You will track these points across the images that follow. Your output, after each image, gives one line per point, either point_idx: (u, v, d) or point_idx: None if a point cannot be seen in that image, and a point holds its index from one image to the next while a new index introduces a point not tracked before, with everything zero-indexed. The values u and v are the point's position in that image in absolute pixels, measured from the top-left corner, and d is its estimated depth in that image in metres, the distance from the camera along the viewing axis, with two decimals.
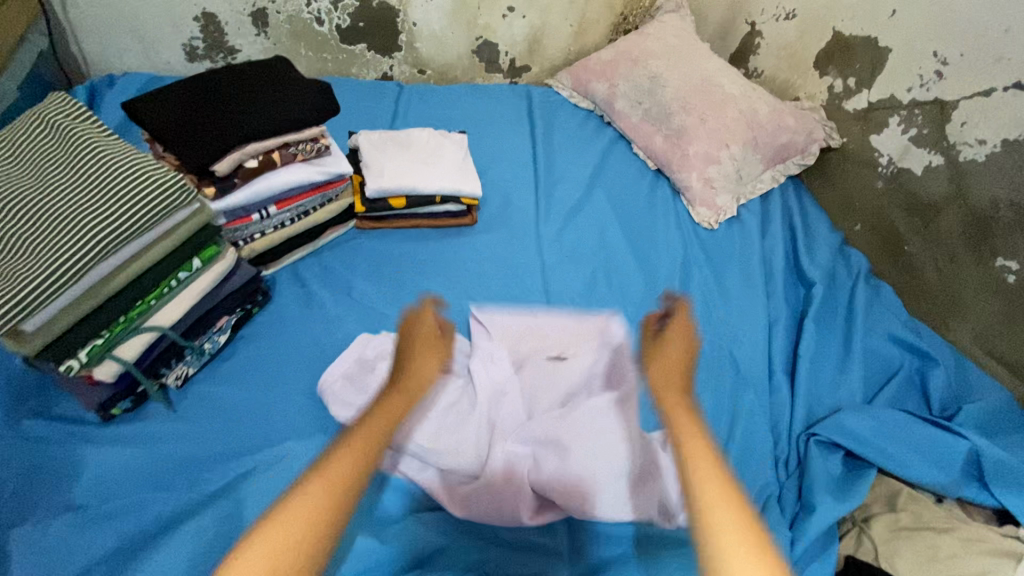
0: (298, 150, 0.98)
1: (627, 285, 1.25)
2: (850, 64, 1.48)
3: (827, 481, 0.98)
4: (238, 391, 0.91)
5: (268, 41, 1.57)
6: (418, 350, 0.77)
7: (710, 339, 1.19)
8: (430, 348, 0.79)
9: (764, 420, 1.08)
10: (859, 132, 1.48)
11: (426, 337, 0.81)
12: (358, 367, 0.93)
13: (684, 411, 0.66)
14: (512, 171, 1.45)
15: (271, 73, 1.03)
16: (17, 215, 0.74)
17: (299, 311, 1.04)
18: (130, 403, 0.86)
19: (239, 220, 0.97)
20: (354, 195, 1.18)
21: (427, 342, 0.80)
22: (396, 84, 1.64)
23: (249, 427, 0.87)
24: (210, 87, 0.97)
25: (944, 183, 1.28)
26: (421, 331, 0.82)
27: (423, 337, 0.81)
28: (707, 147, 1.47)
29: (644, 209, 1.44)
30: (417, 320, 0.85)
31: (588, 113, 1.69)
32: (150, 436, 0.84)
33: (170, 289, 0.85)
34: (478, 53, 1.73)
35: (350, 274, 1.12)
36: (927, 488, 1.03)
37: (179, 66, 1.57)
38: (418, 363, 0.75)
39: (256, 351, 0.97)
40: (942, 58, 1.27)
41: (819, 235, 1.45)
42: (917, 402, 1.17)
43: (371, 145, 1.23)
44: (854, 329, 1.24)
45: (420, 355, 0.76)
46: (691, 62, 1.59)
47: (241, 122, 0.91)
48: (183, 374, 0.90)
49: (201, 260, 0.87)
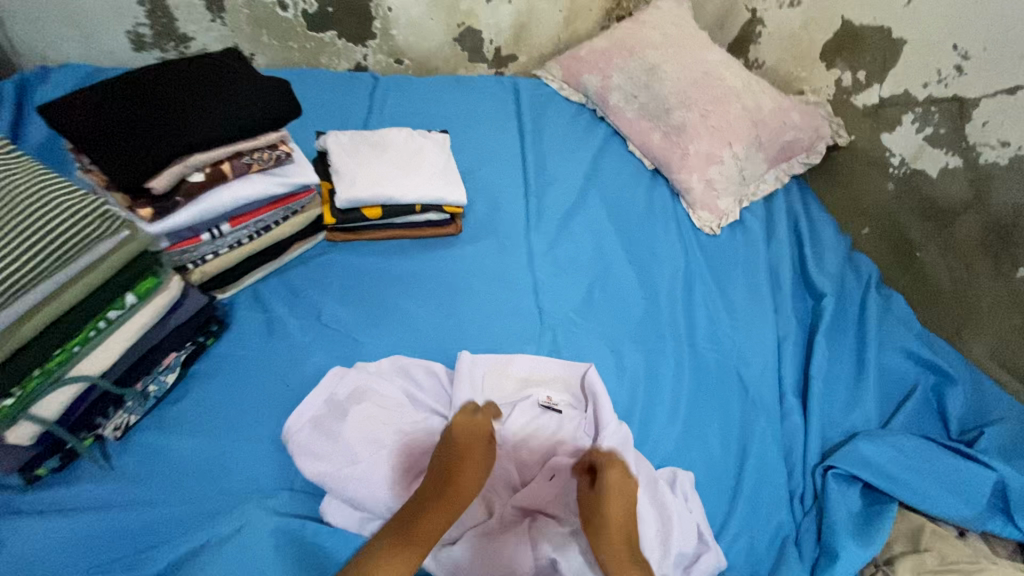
0: (253, 159, 0.85)
1: (626, 300, 1.15)
2: (860, 57, 1.38)
3: (848, 521, 0.91)
4: (189, 443, 0.79)
5: (226, 27, 1.41)
6: (472, 457, 0.76)
7: (717, 360, 1.10)
8: (482, 458, 0.77)
9: (777, 451, 1.00)
10: (869, 129, 1.39)
11: (477, 441, 0.78)
12: (328, 410, 0.83)
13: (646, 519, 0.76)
14: (500, 172, 1.33)
15: (219, 70, 0.89)
16: None
17: (261, 340, 0.92)
18: (57, 462, 0.74)
19: (186, 241, 0.86)
20: (323, 206, 1.05)
21: (480, 445, 0.77)
22: (370, 76, 1.50)
23: (202, 486, 0.75)
24: (145, 89, 0.83)
25: (963, 186, 1.20)
26: (474, 432, 0.78)
27: (478, 442, 0.78)
28: (708, 146, 1.36)
29: (641, 213, 1.33)
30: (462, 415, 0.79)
31: (580, 107, 1.57)
32: (83, 502, 0.73)
33: (97, 332, 0.72)
34: (461, 41, 1.59)
35: (320, 295, 1.00)
36: (949, 521, 0.96)
37: (124, 56, 1.41)
38: (465, 477, 0.75)
39: (211, 391, 0.85)
40: (963, 52, 1.17)
41: (826, 240, 1.36)
42: (935, 423, 1.10)
43: (342, 148, 1.10)
44: (868, 343, 1.15)
45: (470, 470, 0.75)
46: (691, 53, 1.48)
47: (180, 130, 0.77)
48: (123, 424, 0.78)
49: (136, 295, 0.74)
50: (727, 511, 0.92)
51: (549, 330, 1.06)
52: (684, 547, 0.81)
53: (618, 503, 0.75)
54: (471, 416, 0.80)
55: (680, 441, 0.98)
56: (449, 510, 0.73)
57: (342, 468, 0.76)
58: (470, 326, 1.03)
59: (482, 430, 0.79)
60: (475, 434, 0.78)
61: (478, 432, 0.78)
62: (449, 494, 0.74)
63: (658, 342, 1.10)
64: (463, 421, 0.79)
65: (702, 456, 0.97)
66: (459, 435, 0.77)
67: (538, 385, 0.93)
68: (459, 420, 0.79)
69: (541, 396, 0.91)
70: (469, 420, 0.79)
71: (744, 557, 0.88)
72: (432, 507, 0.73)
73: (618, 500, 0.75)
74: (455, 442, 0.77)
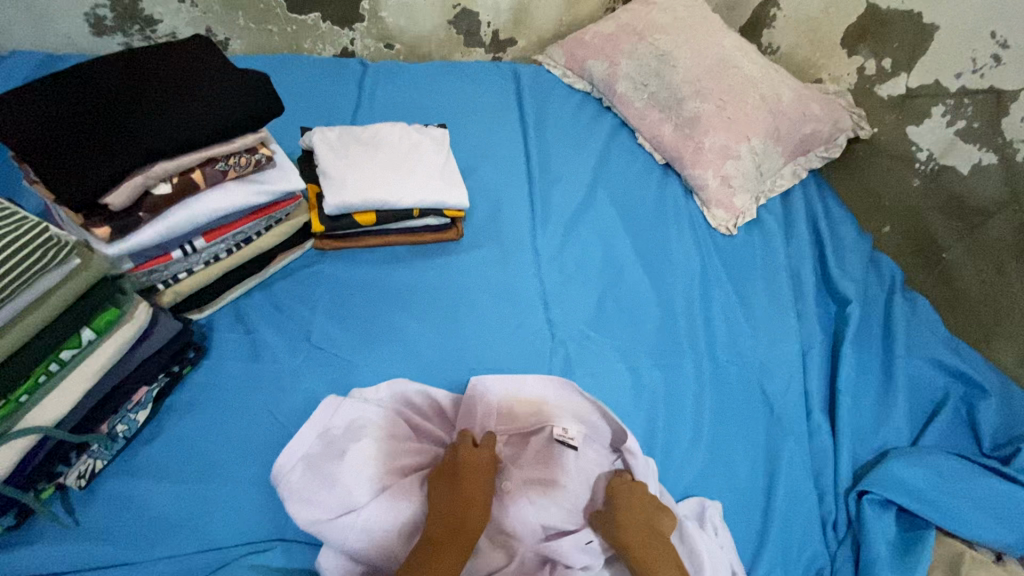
0: (229, 165, 0.75)
1: (641, 311, 1.07)
2: (886, 43, 1.29)
3: (887, 553, 0.85)
4: (167, 491, 0.70)
5: (196, 9, 1.28)
6: (476, 484, 0.71)
7: (738, 375, 1.03)
8: (485, 490, 0.71)
9: (807, 474, 0.93)
10: (893, 122, 1.31)
11: (482, 473, 0.72)
12: (322, 448, 0.73)
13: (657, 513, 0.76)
14: (501, 169, 1.23)
15: (186, 61, 0.78)
16: None
17: (244, 367, 0.82)
18: (12, 519, 0.64)
19: (155, 260, 0.76)
20: (311, 212, 0.95)
21: (483, 475, 0.72)
22: (358, 63, 1.38)
23: (183, 542, 0.67)
24: (99, 83, 0.72)
25: (997, 184, 1.12)
26: (478, 466, 0.72)
27: (481, 473, 0.72)
28: (725, 139, 1.27)
29: (653, 213, 1.24)
30: (463, 446, 0.74)
31: (584, 95, 1.47)
32: (45, 566, 0.64)
33: (49, 376, 0.63)
34: (455, 24, 1.47)
35: (309, 313, 0.90)
36: (985, 545, 0.90)
37: (82, 41, 1.27)
38: (473, 509, 0.69)
39: (189, 428, 0.75)
40: (1001, 40, 1.09)
41: (847, 239, 1.29)
42: (966, 438, 1.04)
43: (330, 147, 0.99)
44: (896, 353, 1.08)
45: (477, 502, 0.70)
46: (704, 37, 1.38)
47: (141, 135, 0.66)
48: (89, 470, 0.69)
49: (94, 330, 0.66)
50: (757, 544, 0.86)
51: (560, 346, 0.98)
52: None
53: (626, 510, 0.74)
54: (472, 450, 0.74)
55: (704, 466, 0.91)
56: (464, 548, 0.66)
57: (338, 516, 0.68)
58: (475, 345, 0.94)
59: (485, 463, 0.73)
60: (478, 466, 0.72)
61: (480, 465, 0.73)
62: (460, 531, 0.67)
63: (677, 357, 1.02)
64: (468, 456, 0.73)
65: (727, 482, 0.91)
66: (465, 469, 0.71)
67: (554, 414, 0.83)
68: (459, 453, 0.73)
69: (558, 428, 0.81)
70: (472, 453, 0.73)
71: None
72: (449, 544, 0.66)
73: (624, 507, 0.74)
74: (460, 476, 0.71)
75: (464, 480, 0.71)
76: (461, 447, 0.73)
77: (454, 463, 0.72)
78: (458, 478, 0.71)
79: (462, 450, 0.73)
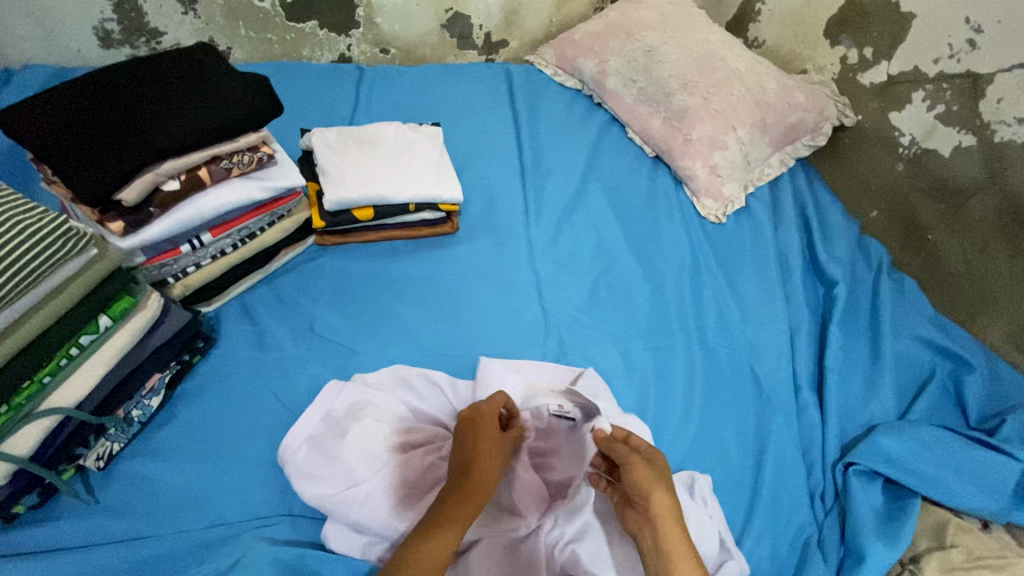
0: (233, 163, 0.79)
1: (634, 298, 1.10)
2: (866, 33, 1.33)
3: (872, 520, 0.88)
4: (180, 469, 0.74)
5: (199, 20, 1.33)
6: (485, 442, 0.73)
7: (729, 356, 1.06)
8: (501, 447, 0.75)
9: (795, 448, 0.96)
10: (876, 108, 1.34)
11: (491, 432, 0.75)
12: (326, 428, 0.77)
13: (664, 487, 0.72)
14: (495, 165, 1.27)
15: (188, 67, 0.82)
16: None
17: (250, 355, 0.86)
18: (36, 497, 0.69)
19: (165, 254, 0.80)
20: (312, 208, 0.99)
21: (492, 431, 0.75)
22: (355, 67, 1.43)
23: (196, 517, 0.71)
24: (112, 88, 0.77)
25: (978, 165, 1.15)
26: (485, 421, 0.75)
27: (489, 427, 0.75)
28: (712, 130, 1.31)
29: (644, 202, 1.28)
30: (484, 402, 0.78)
31: (575, 92, 1.51)
32: (67, 540, 0.68)
33: (69, 360, 0.68)
34: (449, 27, 1.52)
35: (312, 304, 0.95)
36: (972, 514, 0.93)
37: (92, 54, 1.33)
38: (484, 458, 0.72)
39: (201, 412, 0.80)
40: (976, 25, 1.13)
41: (835, 226, 1.32)
42: (953, 413, 1.07)
43: (329, 146, 1.04)
44: (882, 331, 1.11)
45: (486, 451, 0.72)
46: (689, 32, 1.42)
47: (151, 135, 0.71)
48: (107, 452, 0.73)
49: (111, 317, 0.70)
50: (747, 514, 0.89)
51: (554, 331, 1.02)
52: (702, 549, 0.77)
53: (665, 488, 0.72)
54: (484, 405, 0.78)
55: (694, 443, 0.95)
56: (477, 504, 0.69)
57: (342, 490, 0.71)
58: (471, 331, 0.98)
59: (489, 419, 0.76)
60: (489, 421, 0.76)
61: (488, 422, 0.76)
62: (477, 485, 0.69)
63: (668, 340, 1.06)
64: (478, 411, 0.76)
65: (718, 458, 0.94)
66: (475, 423, 0.75)
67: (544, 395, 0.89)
68: (470, 411, 0.76)
69: (551, 405, 0.85)
70: (478, 409, 0.77)
71: (766, 560, 0.85)
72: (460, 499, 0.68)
73: (664, 484, 0.72)
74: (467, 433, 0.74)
75: (478, 435, 0.74)
76: (478, 404, 0.78)
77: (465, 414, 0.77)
78: (468, 433, 0.74)
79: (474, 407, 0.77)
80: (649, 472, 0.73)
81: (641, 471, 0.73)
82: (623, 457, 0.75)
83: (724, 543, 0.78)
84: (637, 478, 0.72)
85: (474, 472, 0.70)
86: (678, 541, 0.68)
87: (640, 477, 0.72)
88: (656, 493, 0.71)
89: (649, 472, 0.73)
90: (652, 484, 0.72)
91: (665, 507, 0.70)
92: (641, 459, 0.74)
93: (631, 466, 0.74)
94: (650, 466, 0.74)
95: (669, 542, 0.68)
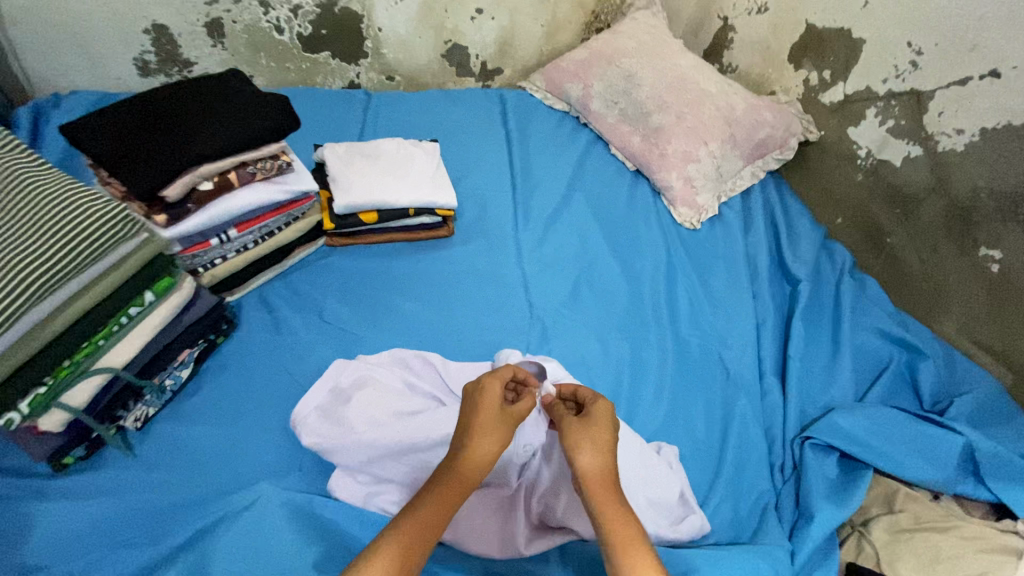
0: (257, 169, 0.93)
1: (612, 293, 1.22)
2: (824, 57, 1.46)
3: (825, 486, 0.96)
4: (207, 430, 0.85)
5: (225, 52, 1.50)
6: (482, 424, 0.75)
7: (698, 345, 1.16)
8: (504, 428, 0.76)
9: (757, 425, 1.05)
10: (836, 124, 1.47)
11: (491, 411, 0.77)
12: (332, 398, 0.88)
13: (595, 449, 0.75)
14: (488, 178, 1.41)
15: (221, 88, 0.97)
16: None
17: (267, 338, 0.98)
18: (84, 450, 0.80)
19: (196, 246, 0.93)
20: (322, 212, 1.12)
21: (491, 412, 0.77)
22: (363, 93, 1.59)
23: (218, 471, 0.81)
24: (157, 106, 0.91)
25: (925, 173, 1.27)
26: (486, 398, 0.78)
27: (492, 407, 0.77)
28: (686, 145, 1.44)
29: (624, 211, 1.40)
30: (487, 379, 0.80)
31: (564, 114, 1.65)
32: (108, 486, 0.78)
33: (120, 327, 0.80)
34: (448, 57, 1.68)
35: (322, 296, 1.07)
36: (923, 486, 1.01)
37: (132, 82, 1.49)
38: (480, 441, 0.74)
39: (223, 384, 0.91)
40: (917, 48, 1.25)
41: (801, 230, 1.43)
42: (909, 396, 1.15)
43: (338, 159, 1.17)
44: (843, 323, 1.21)
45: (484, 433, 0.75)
46: (665, 58, 1.56)
47: (191, 144, 0.85)
48: (143, 415, 0.84)
49: (155, 293, 0.82)
50: (710, 483, 0.98)
51: (538, 322, 1.13)
52: (669, 502, 0.85)
53: (593, 450, 0.75)
54: (492, 383, 0.79)
55: (665, 420, 1.04)
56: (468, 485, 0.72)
57: (345, 446, 0.82)
58: (463, 321, 1.10)
59: (490, 397, 0.78)
60: (490, 401, 0.78)
61: (488, 401, 0.77)
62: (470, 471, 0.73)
63: (643, 331, 1.17)
64: (486, 388, 0.79)
65: (686, 433, 1.03)
66: (475, 400, 0.78)
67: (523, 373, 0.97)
68: (477, 387, 0.79)
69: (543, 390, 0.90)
70: (479, 387, 0.79)
71: (727, 522, 0.93)
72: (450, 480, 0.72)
73: (593, 446, 0.76)
74: (467, 410, 0.78)
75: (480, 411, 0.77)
76: (483, 381, 0.80)
77: (467, 395, 0.79)
78: (469, 408, 0.78)
79: (477, 386, 0.79)
80: (582, 434, 0.77)
81: (577, 432, 0.77)
82: (563, 417, 0.81)
83: (685, 499, 0.87)
84: (569, 439, 0.77)
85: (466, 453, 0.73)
86: (608, 496, 0.72)
87: (571, 440, 0.77)
88: (585, 453, 0.75)
89: (580, 434, 0.77)
90: (583, 446, 0.76)
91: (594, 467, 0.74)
92: (577, 422, 0.79)
93: (566, 428, 0.78)
94: (582, 429, 0.78)
95: (598, 499, 0.72)
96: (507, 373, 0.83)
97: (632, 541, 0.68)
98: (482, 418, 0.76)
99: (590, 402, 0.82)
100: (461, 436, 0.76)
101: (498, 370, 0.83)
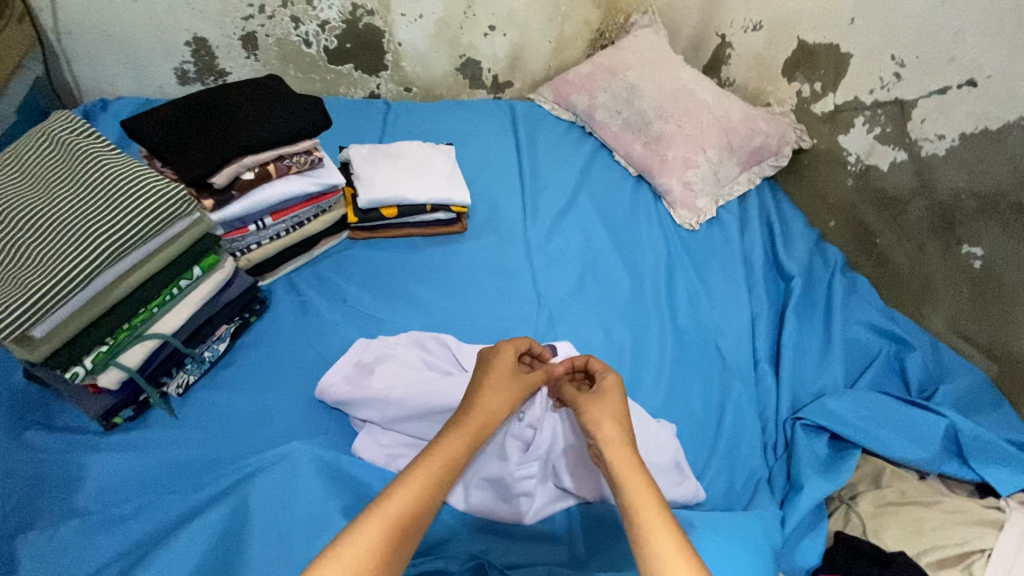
0: (292, 163, 1.03)
1: (615, 286, 1.29)
2: (815, 70, 1.56)
3: (814, 463, 1.03)
4: (241, 397, 0.93)
5: (258, 63, 1.62)
6: (493, 381, 0.83)
7: (696, 335, 1.24)
8: (513, 388, 0.84)
9: (751, 408, 1.12)
10: (828, 133, 1.55)
11: (505, 372, 0.85)
12: (357, 370, 0.95)
13: (612, 421, 0.80)
14: (499, 181, 1.50)
15: (261, 90, 1.07)
16: (36, 228, 0.77)
17: (295, 319, 1.06)
18: (132, 411, 0.88)
19: (236, 231, 1.02)
20: (347, 207, 1.22)
21: (504, 372, 0.85)
22: (383, 103, 1.70)
23: (252, 432, 0.89)
24: (205, 104, 1.01)
25: (911, 177, 1.35)
26: (501, 362, 0.86)
27: (505, 369, 0.85)
28: (685, 152, 1.53)
29: (626, 212, 1.49)
30: (503, 345, 0.88)
31: (570, 124, 1.75)
32: (151, 443, 0.86)
33: (172, 297, 0.89)
34: (462, 70, 1.79)
35: (345, 283, 1.15)
36: (910, 466, 1.06)
37: (171, 90, 1.62)
38: (490, 402, 0.81)
39: (257, 358, 0.99)
40: (900, 61, 1.34)
41: (795, 232, 1.51)
42: (897, 385, 1.22)
43: (362, 158, 1.27)
44: (833, 316, 1.28)
45: (495, 393, 0.81)
46: (666, 72, 1.66)
47: (237, 138, 0.95)
48: (184, 383, 0.93)
49: (201, 269, 0.91)
50: (706, 458, 1.04)
51: (545, 310, 1.21)
52: (667, 471, 0.92)
53: (612, 422, 0.79)
54: (508, 351, 0.88)
55: (664, 401, 1.11)
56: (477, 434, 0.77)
57: (371, 410, 0.90)
58: (475, 308, 1.18)
59: (505, 361, 0.86)
60: (504, 364, 0.86)
61: (502, 364, 0.86)
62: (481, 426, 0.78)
63: (644, 320, 1.24)
64: (502, 353, 0.87)
65: (684, 413, 1.10)
66: (492, 364, 0.86)
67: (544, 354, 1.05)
68: (493, 352, 0.88)
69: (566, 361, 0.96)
70: (496, 353, 0.87)
71: (721, 494, 1.00)
72: (459, 428, 0.76)
73: (611, 416, 0.80)
74: (482, 370, 0.86)
75: (495, 369, 0.85)
76: (498, 345, 0.88)
77: (483, 358, 0.88)
78: (484, 369, 0.85)
79: (494, 350, 0.88)
80: (597, 407, 0.82)
81: (591, 405, 0.82)
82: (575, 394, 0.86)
83: (680, 468, 0.94)
84: (587, 414, 0.82)
85: (476, 404, 0.80)
86: (627, 459, 0.75)
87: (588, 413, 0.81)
88: (606, 423, 0.79)
89: (595, 407, 0.81)
90: (602, 417, 0.80)
91: (616, 435, 0.78)
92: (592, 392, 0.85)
93: (581, 402, 0.84)
94: (599, 399, 0.83)
95: (619, 462, 0.74)
96: (525, 344, 0.91)
97: (649, 496, 0.69)
98: (491, 377, 0.84)
99: (601, 375, 0.88)
100: (479, 393, 0.82)
101: (514, 340, 0.91)
